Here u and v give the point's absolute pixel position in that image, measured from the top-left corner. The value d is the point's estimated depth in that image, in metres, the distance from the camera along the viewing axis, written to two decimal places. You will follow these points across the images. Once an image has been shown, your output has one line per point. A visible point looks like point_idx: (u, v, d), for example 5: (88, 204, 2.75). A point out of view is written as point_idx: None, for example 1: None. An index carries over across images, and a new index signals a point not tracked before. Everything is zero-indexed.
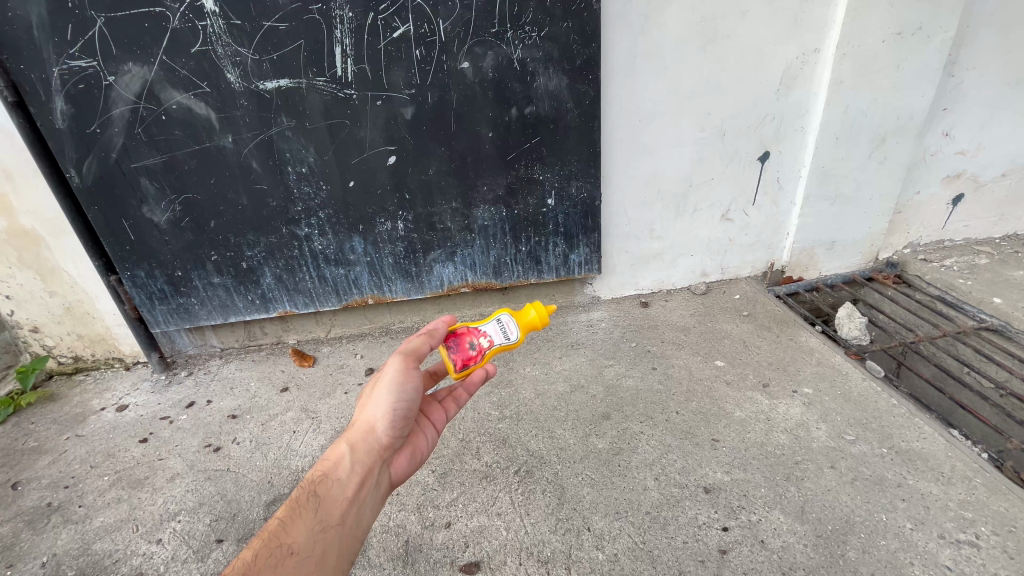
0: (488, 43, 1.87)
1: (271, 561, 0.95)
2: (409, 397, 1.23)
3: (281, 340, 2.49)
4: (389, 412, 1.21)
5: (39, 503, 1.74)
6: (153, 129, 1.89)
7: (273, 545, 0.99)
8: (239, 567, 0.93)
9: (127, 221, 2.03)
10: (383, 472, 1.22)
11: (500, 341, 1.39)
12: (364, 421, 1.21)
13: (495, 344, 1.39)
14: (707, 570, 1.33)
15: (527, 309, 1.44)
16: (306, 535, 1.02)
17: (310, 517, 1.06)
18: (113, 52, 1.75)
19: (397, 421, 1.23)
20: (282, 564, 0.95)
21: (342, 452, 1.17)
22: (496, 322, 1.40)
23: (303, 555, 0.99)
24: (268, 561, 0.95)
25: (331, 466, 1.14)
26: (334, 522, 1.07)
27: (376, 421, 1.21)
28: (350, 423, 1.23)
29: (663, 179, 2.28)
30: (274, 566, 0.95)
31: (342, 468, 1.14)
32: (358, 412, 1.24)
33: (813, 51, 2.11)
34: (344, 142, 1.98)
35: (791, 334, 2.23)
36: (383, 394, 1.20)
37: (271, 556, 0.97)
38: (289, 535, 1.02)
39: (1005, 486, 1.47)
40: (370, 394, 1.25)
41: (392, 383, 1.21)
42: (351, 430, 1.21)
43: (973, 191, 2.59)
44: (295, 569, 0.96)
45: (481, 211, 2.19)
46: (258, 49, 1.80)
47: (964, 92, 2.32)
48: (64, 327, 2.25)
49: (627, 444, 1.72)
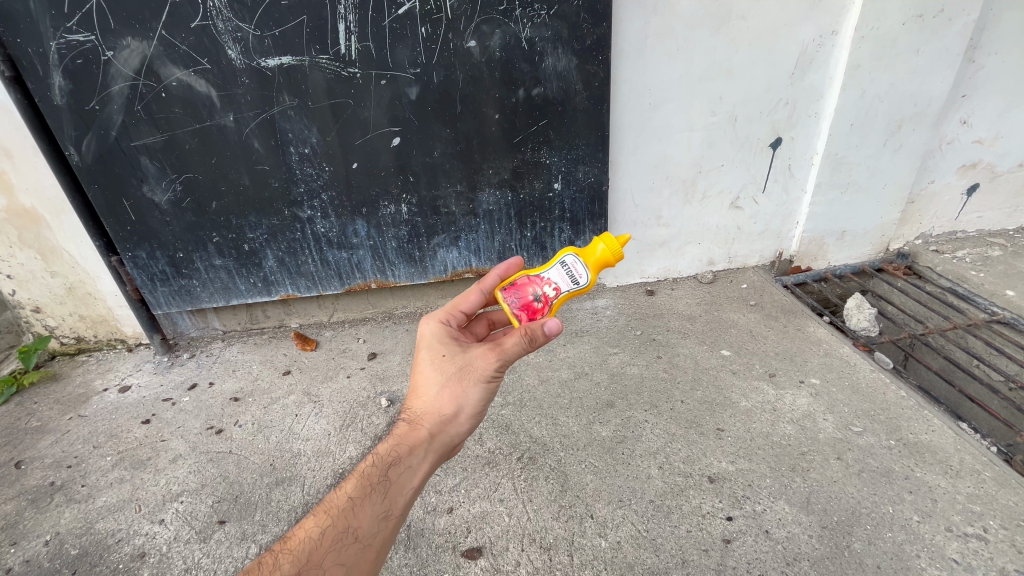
0: (496, 21, 1.81)
1: (337, 546, 0.93)
2: (492, 395, 1.17)
3: (283, 324, 2.48)
4: (471, 411, 1.15)
5: (43, 482, 1.74)
6: (153, 107, 1.85)
7: (341, 527, 0.96)
8: (306, 547, 0.92)
9: (127, 201, 2.01)
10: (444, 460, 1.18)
11: (568, 287, 1.32)
12: (447, 410, 1.13)
13: (561, 291, 1.32)
14: (711, 560, 1.32)
15: (596, 244, 1.33)
16: (372, 522, 0.99)
17: (377, 502, 1.01)
18: (111, 26, 1.70)
19: (475, 417, 1.17)
20: (346, 551, 0.94)
21: (419, 438, 1.10)
22: (561, 266, 1.33)
23: (367, 543, 0.97)
24: (333, 544, 0.94)
25: (405, 452, 1.07)
26: (398, 512, 1.03)
27: (457, 415, 1.14)
28: (429, 402, 1.14)
29: (672, 165, 2.23)
30: (339, 551, 0.93)
31: (415, 457, 1.08)
32: (437, 395, 1.14)
33: (831, 33, 2.04)
34: (347, 122, 1.94)
35: (799, 325, 2.19)
36: (475, 392, 1.14)
37: (337, 539, 0.94)
38: (356, 518, 0.98)
39: (1014, 480, 1.45)
40: (456, 379, 1.15)
41: (486, 384, 1.14)
42: (430, 417, 1.12)
43: (988, 180, 2.53)
44: (358, 557, 0.94)
45: (487, 194, 2.15)
46: (259, 25, 1.75)
47: (984, 78, 2.25)
48: (66, 307, 2.24)
49: (630, 432, 1.71)
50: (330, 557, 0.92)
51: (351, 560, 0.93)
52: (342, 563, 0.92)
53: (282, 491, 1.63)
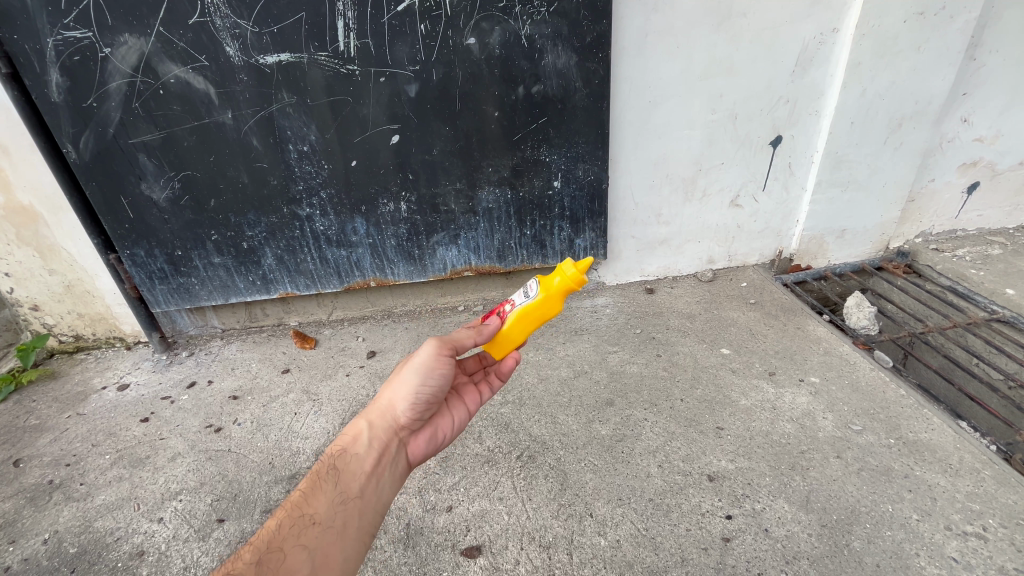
0: (495, 18, 1.80)
1: (294, 530, 1.01)
2: (436, 382, 1.25)
3: (283, 322, 2.48)
4: (410, 394, 1.24)
5: (41, 480, 1.74)
6: (151, 104, 1.84)
7: (295, 515, 1.05)
8: (263, 537, 1.01)
9: (125, 198, 2.00)
10: (399, 448, 1.25)
11: (520, 302, 1.27)
12: (389, 403, 1.25)
13: (516, 305, 1.28)
14: (710, 558, 1.32)
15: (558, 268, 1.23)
16: (325, 507, 1.07)
17: (329, 490, 1.10)
18: (108, 23, 1.69)
19: (418, 403, 1.25)
20: (304, 533, 1.01)
21: (360, 428, 1.22)
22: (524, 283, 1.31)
23: (323, 524, 1.04)
24: (290, 529, 1.02)
25: (349, 442, 1.19)
26: (350, 494, 1.11)
27: (397, 402, 1.25)
28: (374, 402, 1.27)
29: (672, 163, 2.23)
30: (296, 534, 1.01)
31: (359, 444, 1.19)
32: (381, 394, 1.28)
33: (832, 31, 2.03)
34: (346, 120, 1.94)
35: (799, 323, 2.19)
36: (410, 377, 1.24)
37: (293, 525, 1.03)
38: (310, 506, 1.07)
39: (1014, 479, 1.45)
40: (396, 375, 1.28)
41: (421, 368, 1.24)
42: (374, 412, 1.25)
43: (989, 179, 2.53)
44: (316, 536, 1.01)
45: (487, 192, 2.14)
46: (258, 21, 1.74)
47: (985, 76, 2.24)
48: (64, 305, 2.23)
49: (630, 431, 1.71)
50: (288, 539, 1.00)
51: (309, 541, 1.00)
52: (300, 543, 0.99)
53: (281, 489, 1.62)
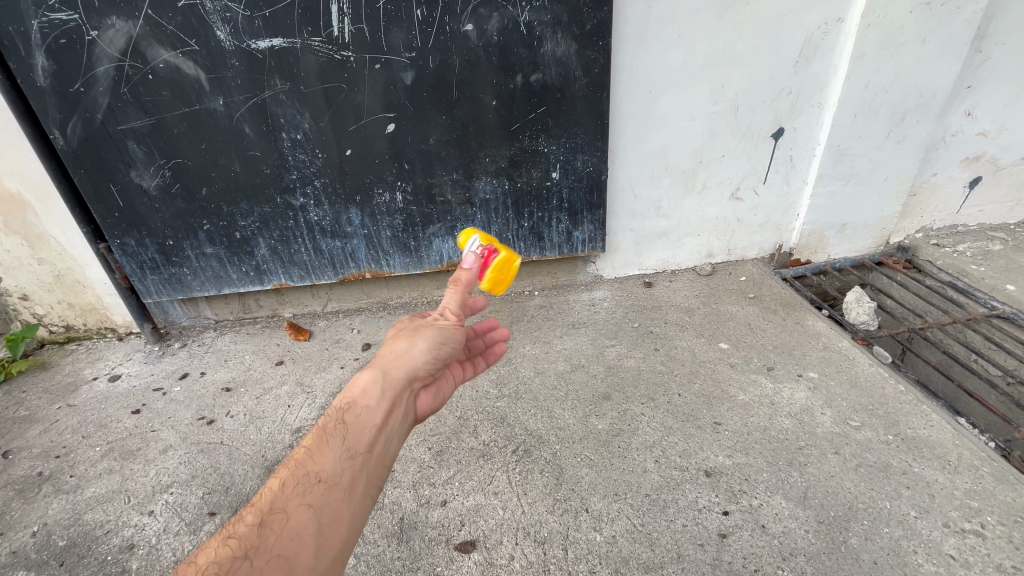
0: (493, 3, 1.76)
1: (298, 490, 0.87)
2: (450, 339, 1.13)
3: (277, 314, 2.45)
4: (428, 349, 1.10)
5: (30, 472, 1.71)
6: (140, 89, 1.80)
7: (301, 474, 0.90)
8: (264, 498, 0.88)
9: (115, 186, 1.96)
10: (410, 404, 1.09)
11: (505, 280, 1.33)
12: (403, 351, 1.09)
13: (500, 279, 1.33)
14: (706, 554, 1.30)
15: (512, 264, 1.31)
16: (334, 464, 0.91)
17: (338, 445, 0.94)
18: (95, 5, 1.65)
19: (434, 356, 1.12)
20: (309, 492, 0.88)
21: (371, 377, 1.04)
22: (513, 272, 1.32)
23: (331, 484, 0.89)
24: (296, 489, 0.88)
25: (358, 393, 1.01)
26: (362, 450, 0.95)
27: (416, 352, 1.09)
28: (385, 347, 1.10)
29: (672, 154, 2.20)
30: (302, 494, 0.87)
31: (370, 396, 1.01)
32: (392, 342, 1.11)
33: (836, 21, 2.00)
34: (341, 108, 1.90)
35: (798, 318, 2.17)
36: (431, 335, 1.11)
37: (299, 484, 0.89)
38: (316, 462, 0.92)
39: (1012, 476, 1.44)
40: (415, 326, 1.14)
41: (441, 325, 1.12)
42: (385, 359, 1.07)
43: (991, 174, 2.51)
44: (324, 497, 0.87)
45: (484, 183, 2.11)
46: (249, 5, 1.70)
47: (990, 68, 2.21)
48: (54, 295, 2.19)
49: (627, 425, 1.69)
50: (293, 500, 0.86)
51: (316, 501, 0.87)
52: (306, 504, 0.86)
53: None
